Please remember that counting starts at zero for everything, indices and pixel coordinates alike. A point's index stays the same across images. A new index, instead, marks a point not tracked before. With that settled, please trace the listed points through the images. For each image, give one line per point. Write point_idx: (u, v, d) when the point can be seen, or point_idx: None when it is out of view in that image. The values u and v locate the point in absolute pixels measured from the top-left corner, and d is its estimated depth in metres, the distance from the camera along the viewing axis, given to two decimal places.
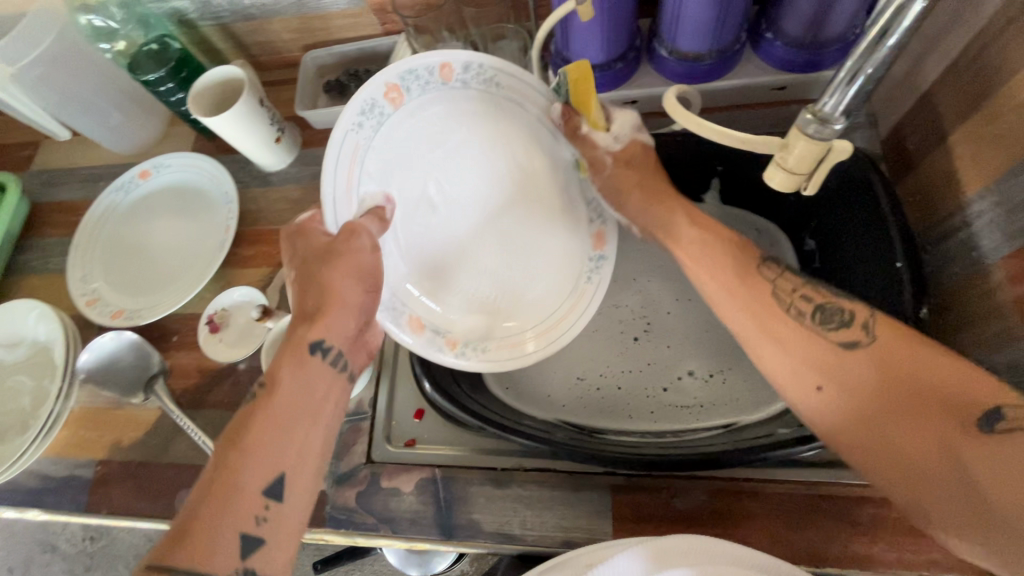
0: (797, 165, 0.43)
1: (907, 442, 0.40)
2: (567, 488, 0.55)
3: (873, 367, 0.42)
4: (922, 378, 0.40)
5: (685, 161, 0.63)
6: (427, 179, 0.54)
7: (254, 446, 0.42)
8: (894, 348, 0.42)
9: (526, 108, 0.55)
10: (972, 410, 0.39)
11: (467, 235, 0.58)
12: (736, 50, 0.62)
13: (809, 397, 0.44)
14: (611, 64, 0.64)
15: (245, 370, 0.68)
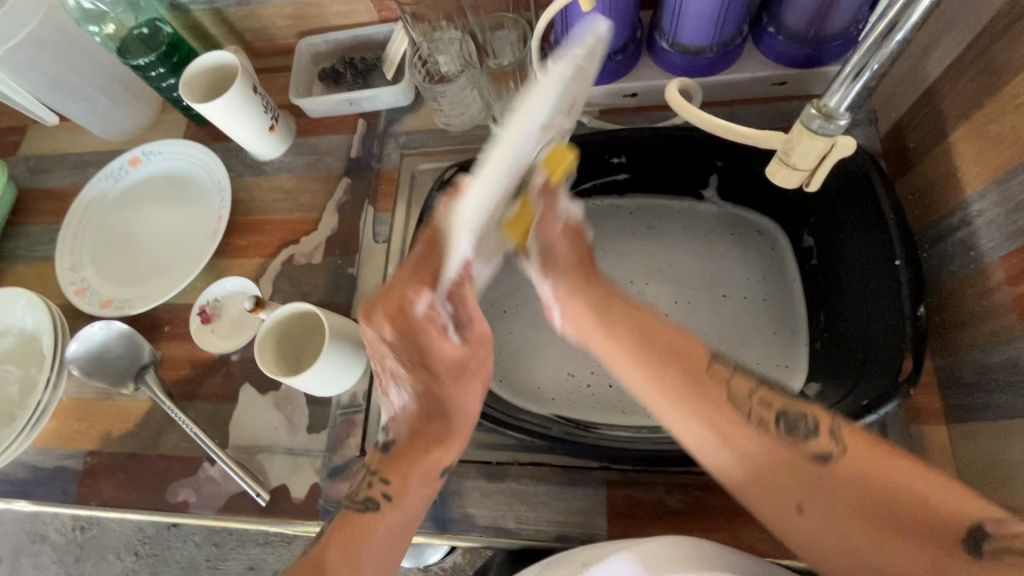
0: (801, 160, 0.43)
1: (884, 561, 0.38)
2: (562, 483, 0.55)
3: (826, 491, 0.40)
4: (880, 498, 0.38)
5: (684, 156, 0.62)
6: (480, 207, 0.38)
7: (363, 545, 0.48)
8: (857, 460, 0.40)
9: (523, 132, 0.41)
10: (952, 526, 0.36)
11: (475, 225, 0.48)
12: (738, 44, 0.61)
13: (792, 521, 0.41)
14: (611, 56, 0.63)
15: (237, 362, 0.67)
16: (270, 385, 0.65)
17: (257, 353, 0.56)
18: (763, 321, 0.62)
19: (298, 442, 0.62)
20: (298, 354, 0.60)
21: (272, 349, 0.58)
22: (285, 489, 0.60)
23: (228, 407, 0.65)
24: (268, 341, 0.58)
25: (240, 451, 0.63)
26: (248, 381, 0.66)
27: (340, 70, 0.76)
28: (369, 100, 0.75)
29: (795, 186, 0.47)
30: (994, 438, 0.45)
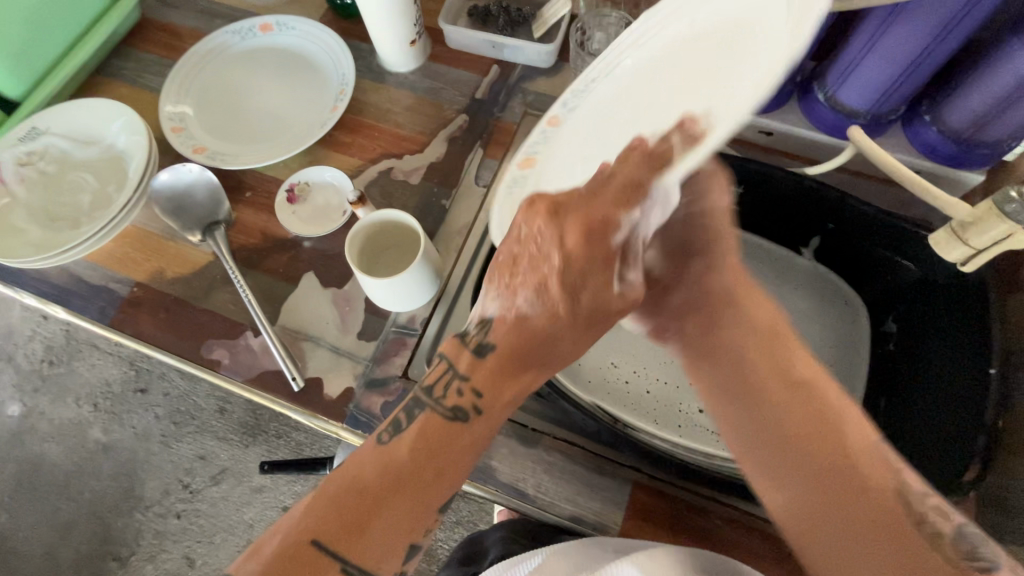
0: (977, 237, 0.45)
1: (846, 532, 0.38)
2: (591, 469, 0.55)
3: (791, 442, 0.41)
4: (838, 478, 0.39)
5: (799, 207, 0.63)
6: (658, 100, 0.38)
7: (337, 559, 0.37)
8: (830, 405, 0.41)
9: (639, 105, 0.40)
10: (870, 487, 0.38)
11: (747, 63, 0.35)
12: (889, 120, 0.62)
13: (798, 533, 0.40)
14: (767, 90, 0.64)
15: (308, 249, 0.66)
16: (335, 281, 0.65)
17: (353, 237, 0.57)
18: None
19: (344, 344, 0.62)
20: (376, 259, 0.60)
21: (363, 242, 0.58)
22: (319, 383, 0.60)
23: (286, 287, 0.65)
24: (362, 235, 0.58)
25: (286, 332, 0.63)
26: (313, 270, 0.65)
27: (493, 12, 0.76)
28: (512, 49, 0.76)
29: (951, 261, 0.49)
30: None
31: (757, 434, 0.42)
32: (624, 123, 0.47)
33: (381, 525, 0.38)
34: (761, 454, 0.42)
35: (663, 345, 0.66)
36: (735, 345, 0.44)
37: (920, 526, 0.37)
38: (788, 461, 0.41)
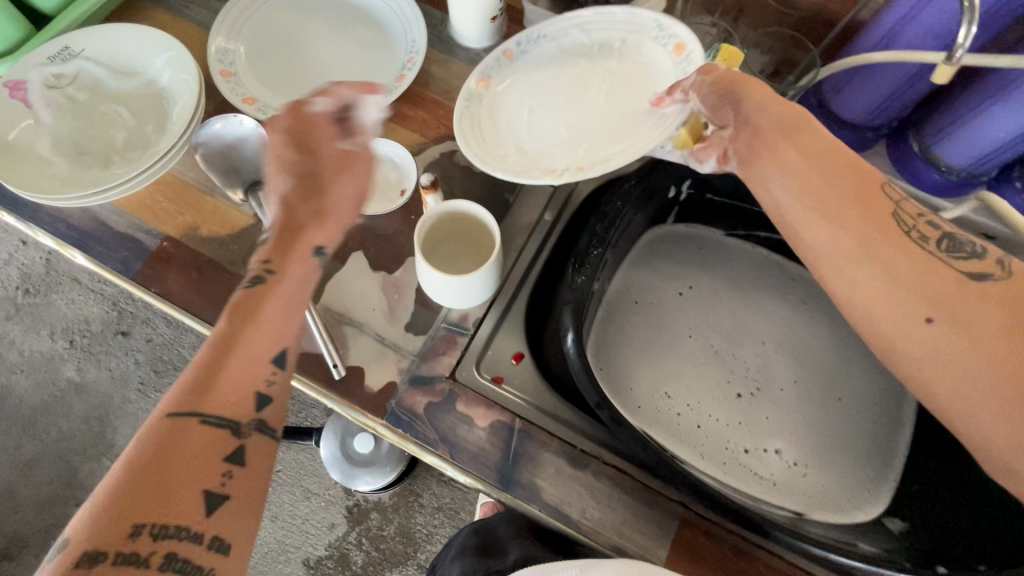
0: None
1: (935, 290, 0.44)
2: (640, 501, 0.53)
3: (881, 239, 0.45)
4: (920, 268, 0.44)
5: None
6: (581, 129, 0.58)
7: (180, 467, 0.35)
8: (872, 220, 0.46)
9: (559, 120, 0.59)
10: (936, 272, 0.44)
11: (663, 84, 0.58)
12: (980, 183, 0.60)
13: (918, 329, 0.43)
14: (863, 130, 0.61)
15: (359, 226, 0.62)
16: (385, 265, 0.61)
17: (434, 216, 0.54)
18: (872, 439, 0.61)
19: (391, 334, 0.58)
20: (443, 247, 0.56)
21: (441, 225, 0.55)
22: (360, 373, 0.56)
23: (332, 265, 0.60)
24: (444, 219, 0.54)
25: (329, 313, 0.58)
26: (362, 250, 0.61)
27: None
28: None
29: None
30: None
31: (847, 242, 0.46)
32: (541, 111, 0.59)
33: (286, 288, 0.45)
34: (825, 194, 0.47)
35: (714, 374, 0.64)
36: (759, 173, 0.51)
37: (972, 261, 0.44)
38: (848, 226, 0.46)
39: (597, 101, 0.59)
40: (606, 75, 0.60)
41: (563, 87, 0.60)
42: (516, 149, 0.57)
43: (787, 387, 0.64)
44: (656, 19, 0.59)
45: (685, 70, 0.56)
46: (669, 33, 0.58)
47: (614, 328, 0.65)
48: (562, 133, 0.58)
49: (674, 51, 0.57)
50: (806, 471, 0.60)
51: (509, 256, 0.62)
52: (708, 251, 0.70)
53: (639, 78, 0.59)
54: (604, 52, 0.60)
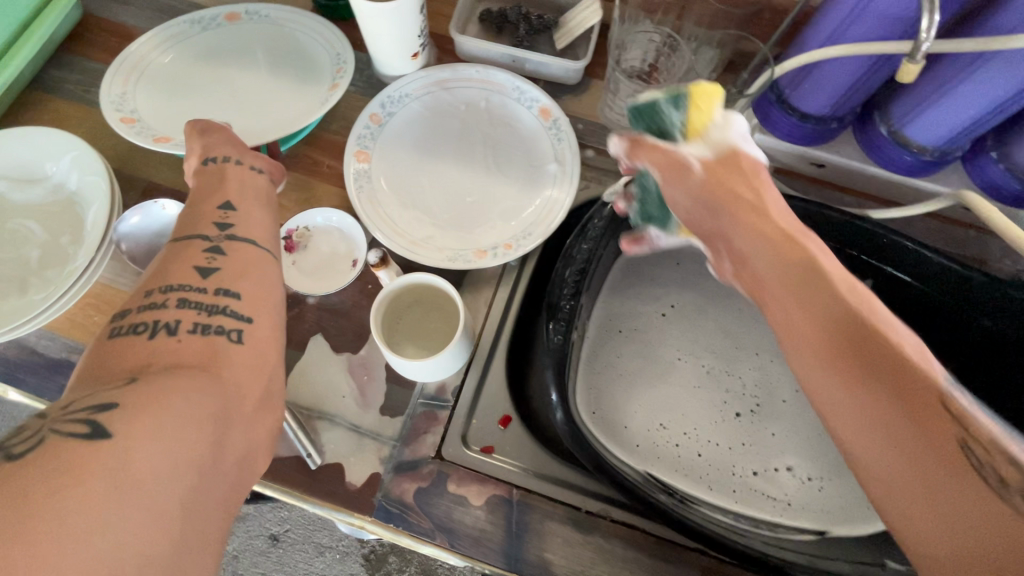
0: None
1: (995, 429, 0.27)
2: (656, 556, 0.50)
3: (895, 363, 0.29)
4: (966, 397, 0.29)
5: (851, 251, 0.59)
6: (476, 192, 0.62)
7: (125, 351, 0.36)
8: (877, 334, 0.32)
9: (456, 186, 0.62)
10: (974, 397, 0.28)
11: (539, 149, 0.64)
12: (953, 157, 0.57)
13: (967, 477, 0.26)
14: (827, 121, 0.58)
15: (314, 306, 0.57)
16: (348, 345, 0.56)
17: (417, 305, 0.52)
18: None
19: (366, 421, 0.54)
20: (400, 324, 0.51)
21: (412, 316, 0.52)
22: (339, 470, 0.52)
23: (292, 353, 0.56)
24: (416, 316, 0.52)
25: (295, 408, 0.54)
26: (321, 332, 0.57)
27: (510, 19, 0.68)
28: (534, 63, 0.67)
29: None
30: None
31: (856, 366, 0.30)
32: (433, 178, 0.63)
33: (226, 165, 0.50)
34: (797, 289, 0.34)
35: (710, 398, 0.61)
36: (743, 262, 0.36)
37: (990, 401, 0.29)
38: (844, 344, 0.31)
39: (486, 164, 0.63)
40: (486, 137, 0.65)
41: (447, 150, 0.64)
42: (416, 221, 0.60)
43: (792, 399, 0.61)
44: (524, 84, 0.65)
45: (553, 134, 0.64)
46: (535, 98, 0.65)
47: (600, 367, 0.61)
48: (459, 199, 0.62)
49: (540, 112, 0.64)
50: (819, 486, 0.57)
51: (480, 313, 0.58)
52: (688, 265, 0.66)
53: (512, 137, 0.65)
54: (477, 113, 0.66)
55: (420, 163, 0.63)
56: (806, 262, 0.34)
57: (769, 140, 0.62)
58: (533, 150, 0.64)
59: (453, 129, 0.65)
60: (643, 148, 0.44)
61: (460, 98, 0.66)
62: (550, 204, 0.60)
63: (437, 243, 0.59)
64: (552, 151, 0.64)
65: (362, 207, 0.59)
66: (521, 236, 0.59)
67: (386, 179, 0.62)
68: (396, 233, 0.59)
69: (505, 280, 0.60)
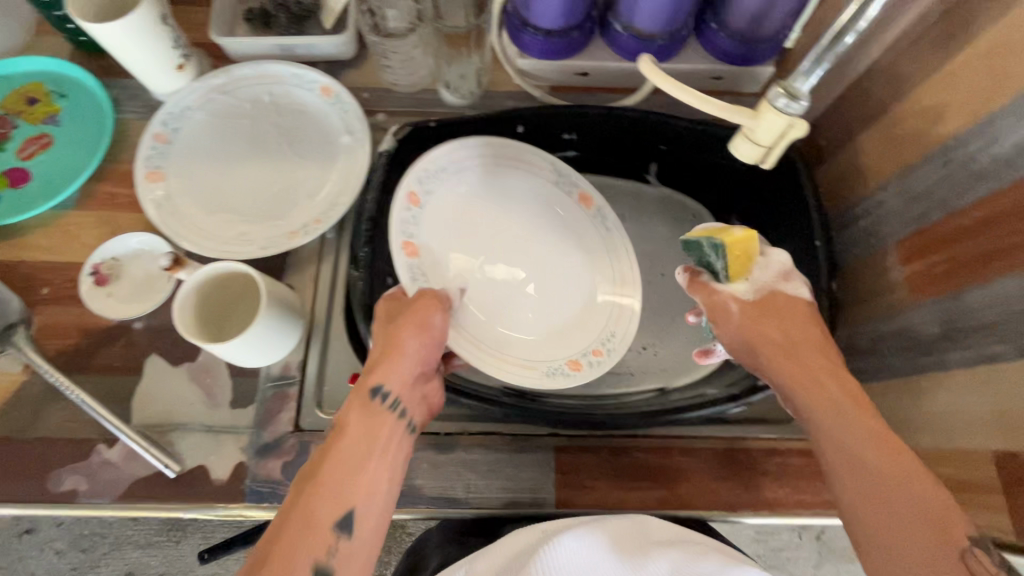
0: (763, 135, 0.38)
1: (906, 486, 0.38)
2: (513, 451, 0.55)
3: (847, 455, 0.41)
4: (876, 458, 0.40)
5: (627, 139, 0.65)
6: (279, 182, 0.65)
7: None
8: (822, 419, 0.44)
9: (259, 181, 0.65)
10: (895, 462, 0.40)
11: (331, 127, 0.67)
12: (683, 36, 0.64)
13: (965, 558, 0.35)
14: (568, 31, 0.63)
15: (142, 330, 0.58)
16: (185, 356, 0.57)
17: (219, 295, 0.52)
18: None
19: (219, 419, 0.55)
20: (210, 306, 0.52)
21: (216, 303, 0.53)
22: (203, 471, 0.54)
23: (131, 379, 0.57)
24: (218, 307, 0.52)
25: (147, 429, 0.55)
26: (156, 351, 0.58)
27: (272, 12, 0.69)
28: (304, 46, 0.68)
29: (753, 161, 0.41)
30: (885, 396, 0.52)
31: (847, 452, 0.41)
32: (234, 180, 0.64)
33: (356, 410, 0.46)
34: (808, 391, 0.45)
35: None
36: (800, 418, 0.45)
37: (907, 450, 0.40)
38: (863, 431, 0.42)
39: (283, 154, 0.66)
40: (278, 129, 0.67)
41: (242, 151, 0.66)
42: (225, 224, 0.62)
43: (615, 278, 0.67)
44: (299, 70, 0.67)
45: (339, 110, 0.67)
46: (314, 80, 0.67)
47: None
48: (264, 193, 0.64)
49: (321, 91, 0.67)
50: (652, 350, 0.64)
51: (307, 289, 0.61)
52: None
53: (303, 121, 0.67)
54: (262, 108, 0.67)
55: (217, 169, 0.64)
56: (832, 393, 0.44)
57: (530, 63, 0.67)
58: (325, 129, 0.67)
59: (243, 129, 0.66)
60: (697, 285, 0.50)
61: (242, 97, 0.67)
62: (351, 173, 0.64)
63: (251, 238, 0.61)
64: (343, 125, 0.67)
65: (165, 223, 0.60)
66: (329, 210, 0.62)
67: (185, 191, 0.63)
68: (206, 240, 0.60)
69: (326, 252, 0.63)
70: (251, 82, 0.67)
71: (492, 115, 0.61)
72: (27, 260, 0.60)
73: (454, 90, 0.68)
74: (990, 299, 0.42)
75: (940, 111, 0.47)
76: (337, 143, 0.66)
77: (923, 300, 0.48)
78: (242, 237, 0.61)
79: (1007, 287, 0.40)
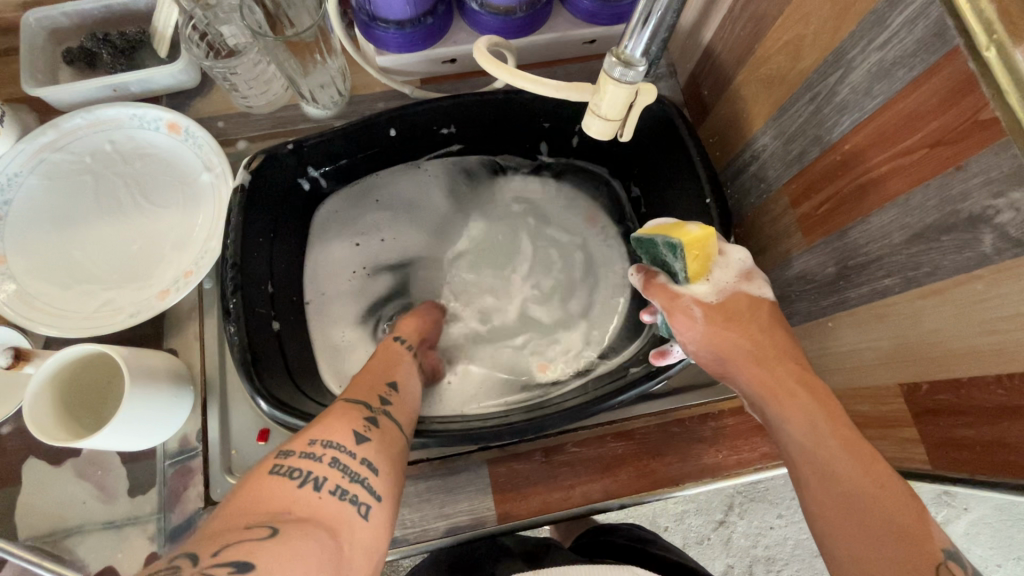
0: (609, 110, 0.37)
1: (877, 500, 0.36)
2: (444, 476, 0.52)
3: (819, 467, 0.38)
4: (845, 471, 0.37)
5: (508, 122, 0.61)
6: (140, 239, 0.58)
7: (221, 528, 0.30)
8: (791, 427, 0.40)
9: (116, 242, 0.58)
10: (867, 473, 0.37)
11: (187, 166, 0.61)
12: (545, 3, 0.61)
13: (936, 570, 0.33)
14: (421, 19, 0.58)
15: (11, 435, 0.52)
16: (67, 452, 0.52)
17: (91, 381, 0.48)
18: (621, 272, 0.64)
19: (118, 512, 0.51)
20: (78, 390, 0.48)
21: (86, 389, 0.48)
22: (111, 573, 0.49)
23: (8, 491, 0.51)
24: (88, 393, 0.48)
25: (38, 541, 0.50)
26: (32, 454, 0.52)
27: (93, 50, 0.62)
28: (138, 83, 0.61)
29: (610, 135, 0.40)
30: (800, 341, 0.52)
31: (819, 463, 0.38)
32: (88, 247, 0.58)
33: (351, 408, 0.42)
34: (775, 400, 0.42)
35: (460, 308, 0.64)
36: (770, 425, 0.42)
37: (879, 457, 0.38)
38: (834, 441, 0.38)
39: (139, 206, 0.59)
40: (128, 180, 0.60)
41: (91, 212, 0.59)
42: (86, 297, 0.56)
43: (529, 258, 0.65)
44: (137, 109, 0.60)
45: (192, 146, 0.60)
46: (157, 117, 0.60)
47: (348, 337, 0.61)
48: (125, 254, 0.58)
49: (167, 128, 0.60)
50: (575, 336, 0.62)
51: (193, 349, 0.56)
52: None
53: (155, 165, 0.61)
54: (105, 160, 0.60)
55: (65, 237, 0.57)
56: (800, 400, 0.41)
57: (390, 59, 0.62)
58: (181, 170, 0.60)
59: (88, 187, 0.59)
60: (654, 287, 0.47)
61: (80, 151, 0.60)
62: (217, 213, 0.58)
63: (117, 307, 0.55)
64: (199, 161, 0.60)
65: (10, 312, 0.53)
66: (199, 259, 0.56)
67: (29, 270, 0.56)
68: (64, 320, 0.54)
69: (208, 305, 0.57)
70: (85, 132, 0.60)
71: (355, 123, 0.56)
72: None
73: (317, 103, 0.64)
74: (871, 234, 0.41)
75: (797, 46, 0.45)
76: (196, 183, 0.60)
77: (816, 241, 0.47)
78: (105, 308, 0.55)
79: (884, 219, 0.39)
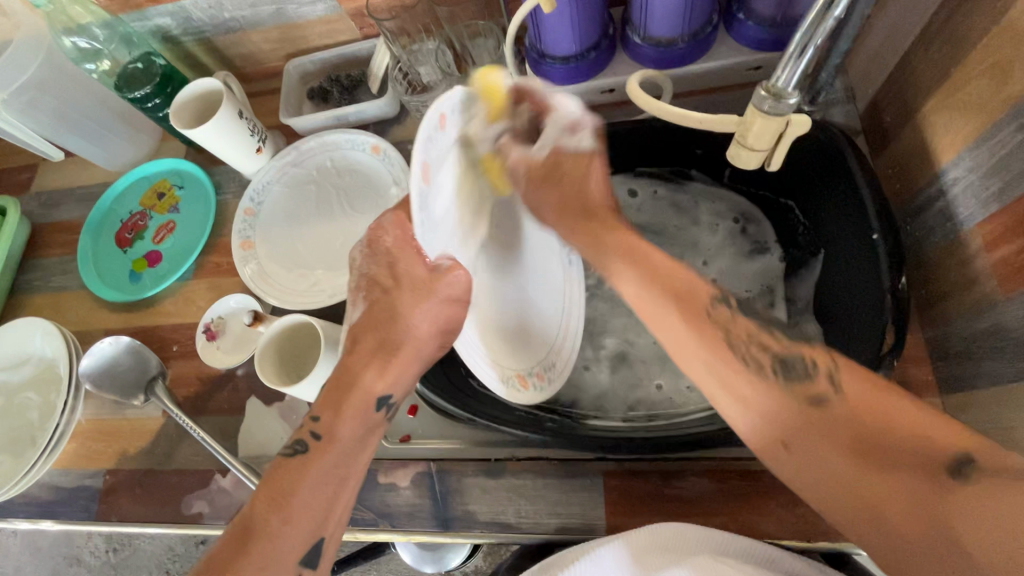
0: (755, 141, 0.43)
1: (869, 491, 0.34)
2: (561, 477, 0.56)
3: (833, 420, 0.36)
4: (850, 427, 0.36)
5: (662, 148, 0.63)
6: (342, 237, 0.73)
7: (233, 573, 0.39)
8: (849, 394, 0.37)
9: (325, 238, 0.73)
10: (932, 453, 0.33)
11: (382, 181, 0.74)
12: (709, 33, 0.61)
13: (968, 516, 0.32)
14: (585, 54, 0.64)
15: (243, 376, 0.69)
16: (276, 397, 0.67)
17: (300, 337, 0.62)
18: (745, 283, 0.64)
19: None
20: (299, 356, 0.62)
21: (294, 344, 0.62)
22: None
23: (236, 419, 0.67)
24: (296, 346, 0.62)
25: (249, 460, 0.65)
26: (253, 394, 0.68)
27: (327, 88, 0.79)
28: (355, 114, 0.77)
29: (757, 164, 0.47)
30: (984, 407, 0.44)
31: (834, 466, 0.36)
32: (306, 240, 0.74)
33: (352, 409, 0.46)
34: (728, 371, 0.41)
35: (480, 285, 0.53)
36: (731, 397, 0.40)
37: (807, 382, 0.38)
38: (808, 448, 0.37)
39: (344, 211, 0.74)
40: (339, 190, 0.75)
41: (312, 214, 0.75)
42: (301, 279, 0.71)
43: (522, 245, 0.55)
44: (352, 134, 0.76)
45: (387, 165, 0.74)
46: (364, 140, 0.75)
47: None
48: (330, 249, 0.72)
49: (371, 150, 0.75)
50: None
51: None
52: None
53: (358, 179, 0.75)
54: (326, 174, 0.77)
55: (294, 232, 0.74)
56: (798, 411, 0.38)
57: (554, 90, 0.68)
58: (377, 184, 0.74)
59: (312, 195, 0.76)
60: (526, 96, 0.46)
61: (310, 166, 0.77)
62: None
63: (321, 289, 0.69)
64: (391, 177, 0.73)
65: (256, 286, 0.70)
66: None
67: (269, 254, 0.73)
68: (287, 294, 0.70)
69: None
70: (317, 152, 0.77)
71: None
72: (161, 325, 0.74)
73: None
74: None
75: (1006, 69, 0.40)
76: (387, 194, 0.73)
77: (1016, 292, 0.40)
78: (314, 290, 0.70)
79: None
